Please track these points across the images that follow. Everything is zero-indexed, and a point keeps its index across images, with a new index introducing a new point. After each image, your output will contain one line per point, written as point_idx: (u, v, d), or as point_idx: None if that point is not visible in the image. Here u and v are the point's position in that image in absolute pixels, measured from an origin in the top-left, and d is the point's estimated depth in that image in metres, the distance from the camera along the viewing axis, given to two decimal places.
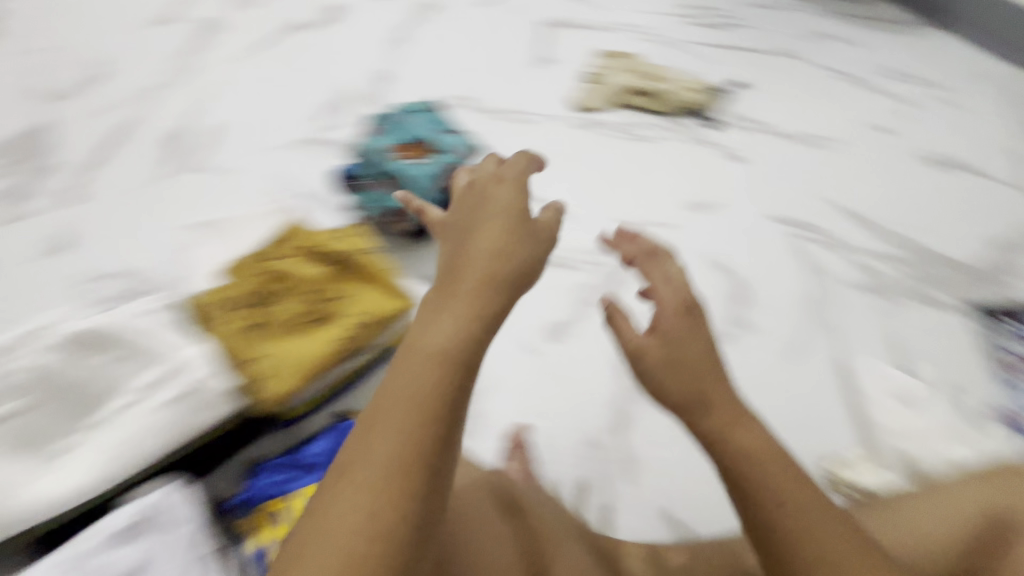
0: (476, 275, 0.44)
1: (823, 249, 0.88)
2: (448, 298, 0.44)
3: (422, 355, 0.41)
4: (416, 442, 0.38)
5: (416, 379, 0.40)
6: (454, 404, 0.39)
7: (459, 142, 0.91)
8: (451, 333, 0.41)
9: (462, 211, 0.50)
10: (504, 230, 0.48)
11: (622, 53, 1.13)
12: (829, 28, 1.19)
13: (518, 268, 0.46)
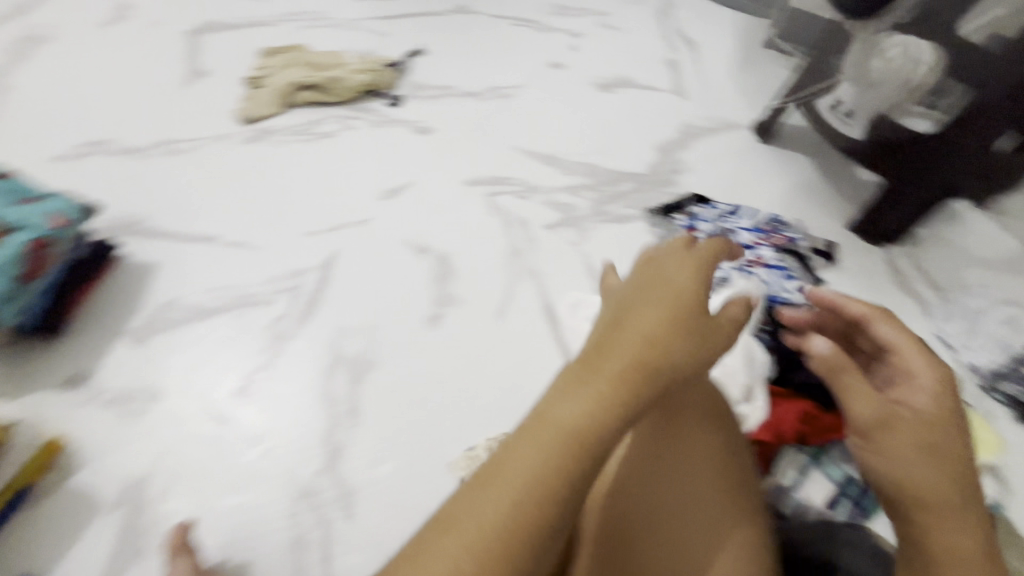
0: (669, 357, 0.39)
1: (603, 222, 0.92)
2: (611, 375, 0.38)
3: (548, 428, 0.36)
4: (530, 518, 0.34)
5: (542, 459, 0.35)
6: (572, 475, 0.35)
7: (54, 208, 0.67)
8: (598, 403, 0.37)
9: (661, 287, 0.43)
10: (694, 304, 0.42)
11: (282, 50, 1.12)
12: (551, 22, 1.32)
13: (673, 356, 0.40)
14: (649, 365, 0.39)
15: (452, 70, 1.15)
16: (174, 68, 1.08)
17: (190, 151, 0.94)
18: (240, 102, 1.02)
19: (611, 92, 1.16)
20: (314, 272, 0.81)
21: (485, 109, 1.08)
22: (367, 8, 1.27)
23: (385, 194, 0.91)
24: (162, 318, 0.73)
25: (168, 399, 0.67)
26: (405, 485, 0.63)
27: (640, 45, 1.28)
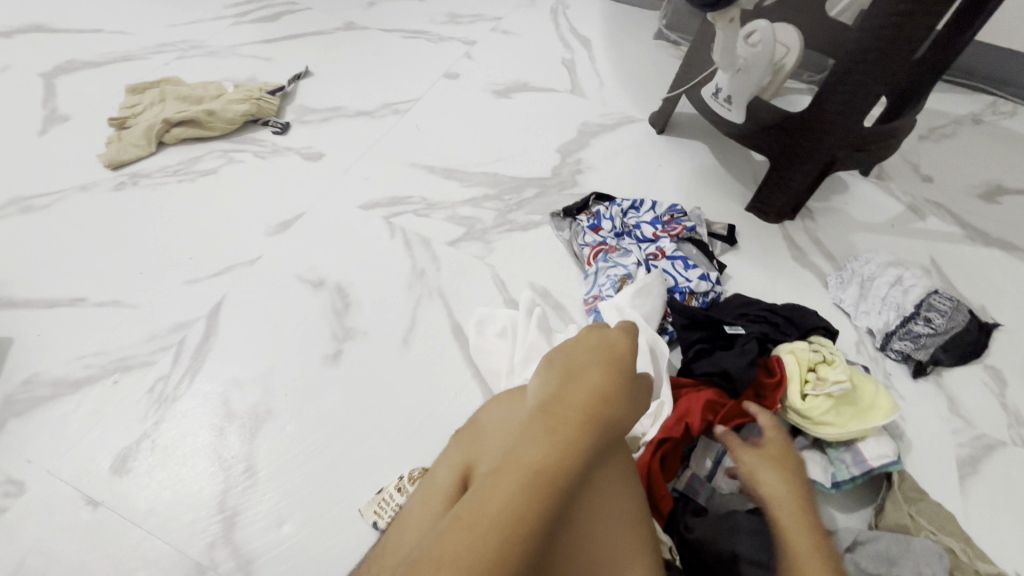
0: (605, 409, 0.41)
1: (508, 232, 0.91)
2: (558, 425, 0.38)
3: (506, 476, 0.35)
4: (495, 556, 0.32)
5: (507, 497, 0.34)
6: (529, 534, 0.33)
7: None
8: (554, 450, 0.37)
9: (592, 348, 0.47)
10: (623, 373, 0.44)
11: (148, 85, 1.04)
12: (443, 31, 1.30)
13: (618, 415, 0.41)
14: (602, 417, 0.40)
15: (342, 90, 1.11)
16: (28, 115, 0.98)
17: (50, 206, 0.85)
18: (105, 146, 0.95)
19: (509, 97, 1.15)
20: (199, 323, 0.75)
21: (379, 127, 1.04)
22: (247, 33, 1.21)
23: (275, 229, 0.86)
24: (23, 399, 0.66)
25: (31, 491, 0.60)
26: (311, 545, 0.58)
27: (535, 47, 1.29)
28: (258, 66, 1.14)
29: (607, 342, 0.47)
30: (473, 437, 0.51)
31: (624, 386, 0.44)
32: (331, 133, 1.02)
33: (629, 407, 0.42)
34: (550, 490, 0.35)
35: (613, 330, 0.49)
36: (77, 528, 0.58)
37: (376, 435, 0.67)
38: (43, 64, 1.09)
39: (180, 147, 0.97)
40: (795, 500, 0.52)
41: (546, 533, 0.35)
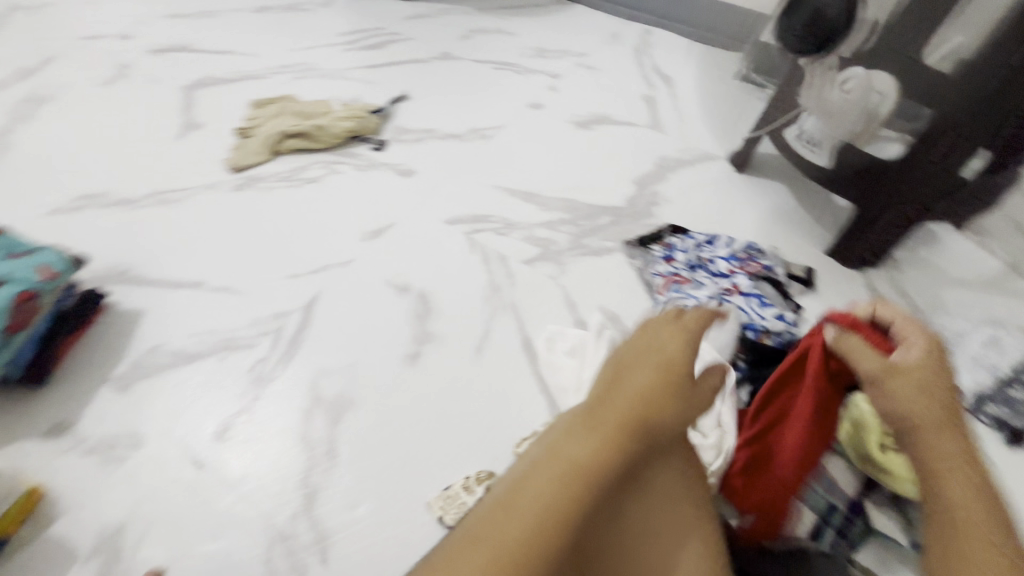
0: (646, 415, 0.45)
1: (582, 255, 0.94)
2: (599, 429, 0.44)
3: (552, 467, 0.42)
4: (537, 527, 0.40)
5: (548, 484, 0.41)
6: (565, 516, 0.40)
7: (44, 261, 0.70)
8: (593, 448, 0.43)
9: (641, 350, 0.50)
10: (670, 374, 0.48)
11: (269, 102, 1.18)
12: (531, 64, 1.37)
13: (660, 420, 0.46)
14: (642, 419, 0.45)
15: (434, 114, 1.20)
16: (169, 120, 1.13)
17: (181, 200, 0.97)
18: (229, 152, 1.07)
19: (590, 128, 1.20)
20: (296, 314, 0.82)
21: (466, 150, 1.12)
22: (355, 60, 1.34)
23: (368, 236, 0.94)
24: (147, 365, 0.75)
25: (147, 445, 0.67)
26: (380, 530, 0.62)
27: (617, 82, 1.33)
28: (361, 88, 1.25)
29: (661, 344, 0.51)
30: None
31: (668, 385, 0.47)
32: (422, 151, 1.11)
33: (675, 414, 0.46)
34: (588, 481, 0.42)
35: (670, 327, 0.52)
36: (182, 483, 0.65)
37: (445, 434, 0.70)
38: (185, 78, 1.24)
39: (291, 156, 1.07)
40: (953, 461, 0.46)
41: (586, 516, 0.42)
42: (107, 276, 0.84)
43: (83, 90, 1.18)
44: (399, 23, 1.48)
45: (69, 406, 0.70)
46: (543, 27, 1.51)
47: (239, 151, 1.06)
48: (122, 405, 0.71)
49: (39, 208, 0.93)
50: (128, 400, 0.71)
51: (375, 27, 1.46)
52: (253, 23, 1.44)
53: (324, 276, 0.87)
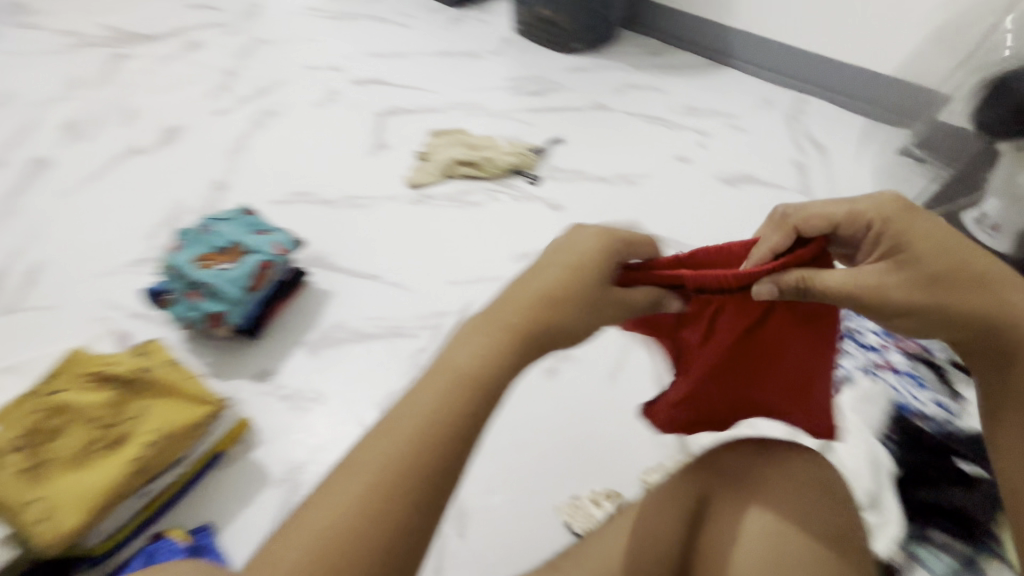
0: (547, 315, 0.48)
1: None
2: (495, 341, 0.46)
3: (442, 377, 0.43)
4: (422, 431, 0.40)
5: (434, 395, 0.42)
6: (452, 423, 0.41)
7: (277, 239, 0.87)
8: (480, 356, 0.44)
9: (538, 278, 0.51)
10: (571, 276, 0.51)
11: (445, 132, 1.34)
12: (680, 121, 1.44)
13: (568, 320, 0.49)
14: (530, 325, 0.47)
15: (585, 157, 1.30)
16: (364, 140, 1.34)
17: (368, 206, 1.15)
18: (409, 172, 1.24)
19: (735, 186, 1.22)
20: (453, 316, 0.93)
21: (612, 193, 1.20)
22: (518, 103, 1.49)
23: (518, 258, 1.04)
24: (332, 336, 0.89)
25: (327, 402, 0.80)
26: (510, 522, 0.69)
27: (767, 145, 1.35)
28: (523, 128, 1.39)
29: (571, 260, 0.52)
30: (713, 467, 0.59)
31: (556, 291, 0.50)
32: (572, 190, 1.20)
33: (560, 315, 0.48)
34: (476, 389, 0.43)
35: (566, 245, 0.54)
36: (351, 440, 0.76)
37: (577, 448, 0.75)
38: (378, 105, 1.47)
39: (458, 181, 1.22)
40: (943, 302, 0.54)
41: (473, 424, 0.42)
42: (308, 261, 1.02)
43: (302, 108, 1.44)
44: (559, 74, 1.63)
45: (272, 357, 0.85)
46: (694, 87, 1.58)
47: (418, 172, 1.23)
48: (310, 365, 0.85)
49: (264, 199, 1.15)
50: (315, 362, 0.85)
51: (537, 76, 1.62)
52: (436, 64, 1.66)
53: (479, 288, 0.98)
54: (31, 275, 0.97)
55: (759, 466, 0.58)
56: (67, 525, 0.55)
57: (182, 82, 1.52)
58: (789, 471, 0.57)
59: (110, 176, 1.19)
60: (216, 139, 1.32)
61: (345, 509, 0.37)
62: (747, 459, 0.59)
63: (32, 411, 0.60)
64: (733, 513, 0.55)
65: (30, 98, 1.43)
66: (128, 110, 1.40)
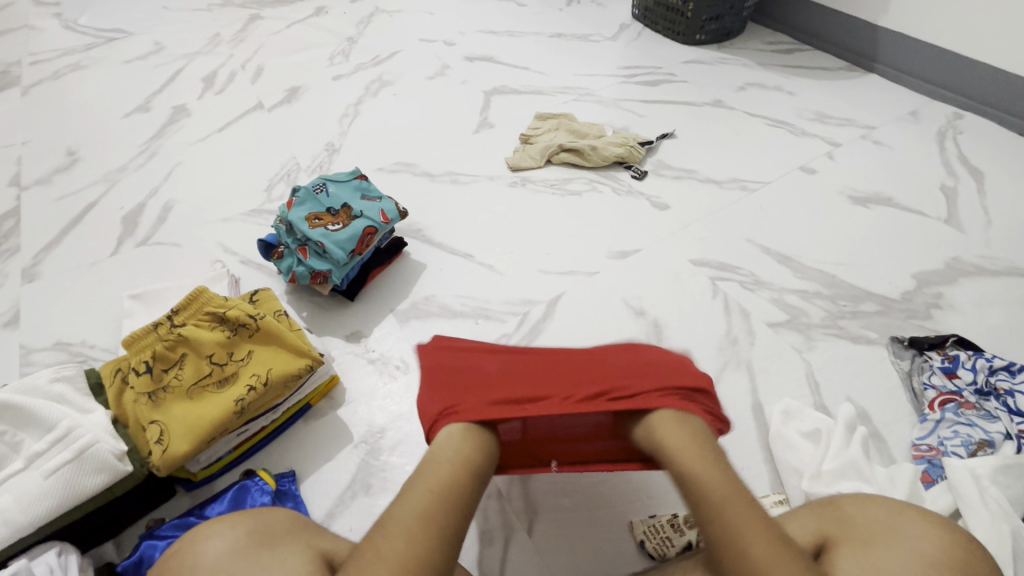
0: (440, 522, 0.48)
1: (835, 337, 0.86)
2: (457, 453, 0.53)
3: (418, 498, 0.48)
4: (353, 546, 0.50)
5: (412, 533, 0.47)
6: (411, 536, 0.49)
7: (384, 207, 0.88)
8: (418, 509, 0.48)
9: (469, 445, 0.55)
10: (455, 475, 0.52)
11: (550, 116, 1.29)
12: (808, 127, 1.31)
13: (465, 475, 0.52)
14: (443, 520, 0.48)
15: (698, 157, 1.21)
16: (469, 116, 1.33)
17: (469, 183, 1.14)
18: (511, 153, 1.22)
19: (867, 206, 1.09)
20: (542, 306, 0.91)
21: (724, 198, 1.11)
22: (629, 92, 1.42)
23: (614, 255, 0.99)
24: (423, 308, 0.90)
25: (411, 374, 0.81)
26: (580, 527, 0.66)
27: (909, 165, 1.19)
28: (633, 119, 1.33)
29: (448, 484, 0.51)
30: (837, 515, 0.52)
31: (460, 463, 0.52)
32: (679, 189, 1.13)
33: (484, 449, 0.55)
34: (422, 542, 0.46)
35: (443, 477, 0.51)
36: None
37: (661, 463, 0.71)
38: (487, 82, 1.45)
39: (561, 168, 1.18)
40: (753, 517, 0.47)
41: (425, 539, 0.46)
42: (407, 232, 1.03)
43: (413, 80, 1.46)
44: (677, 65, 1.53)
45: (365, 321, 0.87)
46: (828, 92, 1.43)
47: (519, 152, 1.20)
48: (398, 334, 0.86)
49: (371, 165, 1.18)
50: (402, 332, 0.86)
51: (654, 66, 1.53)
52: (548, 45, 1.62)
53: (571, 280, 0.95)
54: (160, 211, 1.06)
55: (896, 517, 0.50)
56: (178, 448, 0.58)
57: (306, 46, 1.59)
58: (891, 503, 0.52)
59: (236, 129, 1.27)
60: (329, 102, 1.37)
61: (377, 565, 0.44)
62: (876, 511, 0.52)
63: (159, 341, 0.64)
64: (869, 561, 0.47)
65: (177, 50, 1.56)
66: (257, 68, 1.48)
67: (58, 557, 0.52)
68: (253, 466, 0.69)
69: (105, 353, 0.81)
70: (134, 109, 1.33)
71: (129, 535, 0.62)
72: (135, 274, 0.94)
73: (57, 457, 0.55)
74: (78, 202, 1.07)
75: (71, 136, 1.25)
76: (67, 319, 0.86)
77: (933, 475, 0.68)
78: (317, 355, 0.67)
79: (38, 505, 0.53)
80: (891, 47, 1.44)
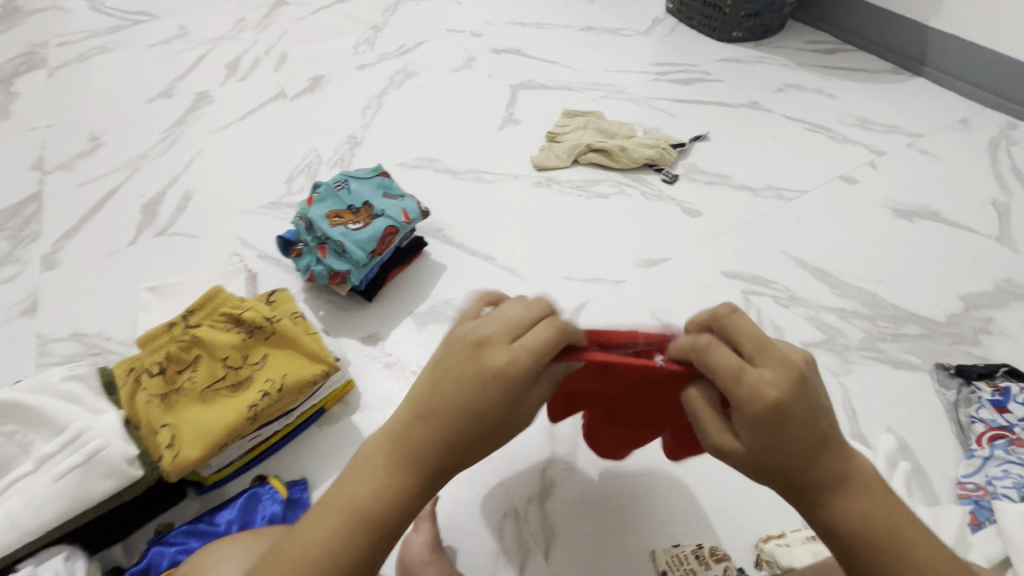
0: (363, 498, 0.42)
1: (874, 361, 0.82)
2: (413, 401, 0.45)
3: (349, 492, 0.43)
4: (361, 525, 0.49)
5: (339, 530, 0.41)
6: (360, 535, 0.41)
7: (406, 206, 0.85)
8: (355, 492, 0.42)
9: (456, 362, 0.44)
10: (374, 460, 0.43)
11: (579, 113, 1.25)
12: (850, 134, 1.24)
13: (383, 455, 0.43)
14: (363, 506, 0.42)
15: (732, 162, 1.16)
16: (494, 112, 1.29)
17: (492, 182, 1.11)
18: (537, 151, 1.18)
19: (912, 220, 1.03)
20: (566, 315, 0.88)
21: (758, 207, 1.06)
22: (661, 91, 1.37)
23: (642, 263, 0.96)
24: (442, 311, 0.87)
25: None
26: (600, 554, 0.63)
27: (958, 177, 1.12)
28: (664, 119, 1.28)
29: (366, 469, 0.43)
30: None
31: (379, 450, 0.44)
32: (710, 195, 1.08)
33: (461, 394, 0.42)
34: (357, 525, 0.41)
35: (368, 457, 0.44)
36: None
37: (688, 494, 0.67)
38: (514, 76, 1.41)
39: (588, 169, 1.14)
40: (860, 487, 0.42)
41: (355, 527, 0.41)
42: (428, 231, 1.00)
43: (439, 72, 1.42)
44: (711, 64, 1.47)
45: (382, 323, 0.85)
46: (872, 96, 1.36)
47: (544, 150, 1.16)
48: (415, 339, 0.83)
49: (393, 160, 1.15)
50: (419, 338, 0.83)
51: (688, 63, 1.47)
52: (578, 39, 1.56)
53: (597, 287, 0.92)
54: (179, 200, 1.04)
55: None
56: (190, 453, 0.57)
57: (331, 33, 1.56)
58: None
59: (258, 118, 1.25)
60: (351, 92, 1.34)
61: (299, 554, 0.41)
62: None
63: (174, 342, 0.62)
64: None
65: (201, 35, 1.54)
66: (280, 55, 1.46)
67: (64, 560, 0.51)
68: (263, 471, 0.68)
69: (122, 347, 0.80)
70: (158, 94, 1.31)
71: (139, 538, 0.61)
72: (153, 264, 0.92)
73: (67, 460, 0.53)
74: (99, 189, 1.07)
75: (95, 121, 1.24)
76: (85, 309, 0.85)
77: (981, 518, 0.65)
78: (334, 362, 0.65)
79: (46, 508, 0.52)
80: (942, 49, 1.36)
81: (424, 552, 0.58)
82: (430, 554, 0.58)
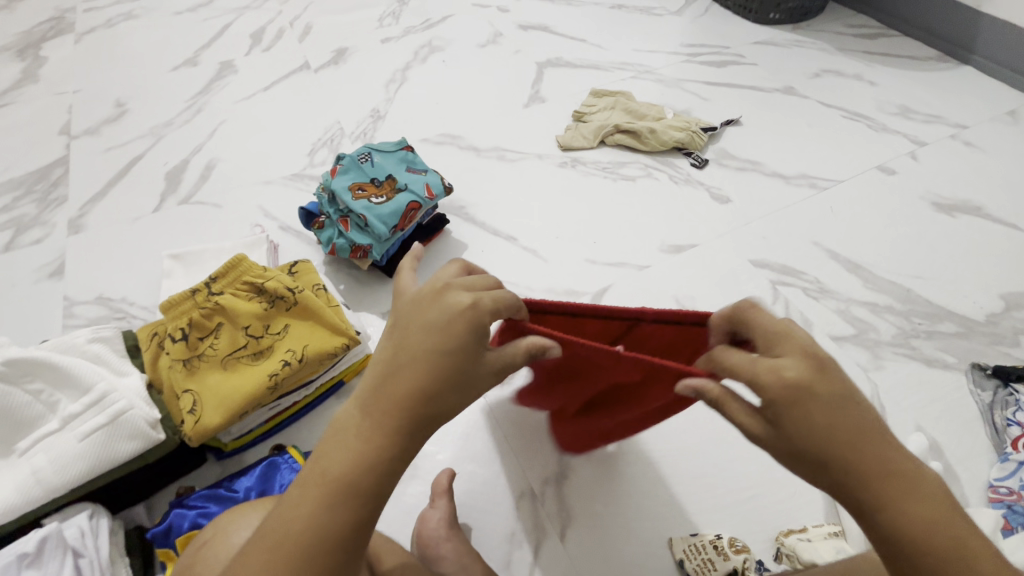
0: (345, 468, 0.41)
1: (906, 358, 0.79)
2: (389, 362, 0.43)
3: (332, 463, 0.41)
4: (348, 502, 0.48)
5: (327, 506, 0.40)
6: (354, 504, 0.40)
7: (430, 181, 0.83)
8: (337, 463, 0.41)
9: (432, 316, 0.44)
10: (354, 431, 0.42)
11: (607, 93, 1.21)
12: (890, 123, 1.19)
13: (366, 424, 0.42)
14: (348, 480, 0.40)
15: (765, 148, 1.12)
16: (520, 89, 1.26)
17: (516, 161, 1.09)
18: (562, 131, 1.15)
19: (952, 214, 0.99)
20: (588, 299, 0.86)
21: (790, 195, 1.02)
22: (693, 73, 1.32)
23: (667, 249, 0.93)
24: None
25: None
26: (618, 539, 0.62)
27: (1004, 171, 1.07)
28: (694, 101, 1.24)
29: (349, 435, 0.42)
30: None
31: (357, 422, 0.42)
32: (740, 182, 1.05)
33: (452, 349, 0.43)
34: (346, 497, 0.40)
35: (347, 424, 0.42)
36: None
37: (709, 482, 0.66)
38: (541, 54, 1.37)
39: (614, 151, 1.11)
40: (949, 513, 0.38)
41: (343, 497, 0.40)
42: (449, 208, 0.99)
43: (464, 47, 1.39)
44: (746, 46, 1.42)
45: None
46: (915, 84, 1.30)
47: (570, 130, 1.13)
48: None
49: (416, 135, 1.14)
50: None
51: (722, 45, 1.42)
52: (608, 17, 1.51)
53: (620, 272, 0.90)
54: (201, 169, 1.04)
55: None
56: (210, 418, 0.57)
57: (356, 5, 1.53)
58: None
59: (281, 89, 1.24)
60: (375, 65, 1.32)
61: (286, 533, 0.39)
62: None
63: (196, 309, 0.62)
64: None
65: (226, 4, 1.52)
66: (305, 27, 1.44)
67: (89, 520, 0.53)
68: (282, 441, 0.68)
69: (145, 313, 0.81)
70: (183, 63, 1.31)
71: (162, 498, 0.62)
72: (176, 231, 0.93)
73: (93, 420, 0.54)
74: (124, 155, 1.07)
75: (120, 87, 1.24)
76: (110, 274, 0.86)
77: (1013, 523, 0.63)
78: (355, 335, 0.64)
79: (72, 466, 0.52)
80: (993, 37, 1.29)
81: (440, 528, 0.57)
82: (448, 530, 0.58)
